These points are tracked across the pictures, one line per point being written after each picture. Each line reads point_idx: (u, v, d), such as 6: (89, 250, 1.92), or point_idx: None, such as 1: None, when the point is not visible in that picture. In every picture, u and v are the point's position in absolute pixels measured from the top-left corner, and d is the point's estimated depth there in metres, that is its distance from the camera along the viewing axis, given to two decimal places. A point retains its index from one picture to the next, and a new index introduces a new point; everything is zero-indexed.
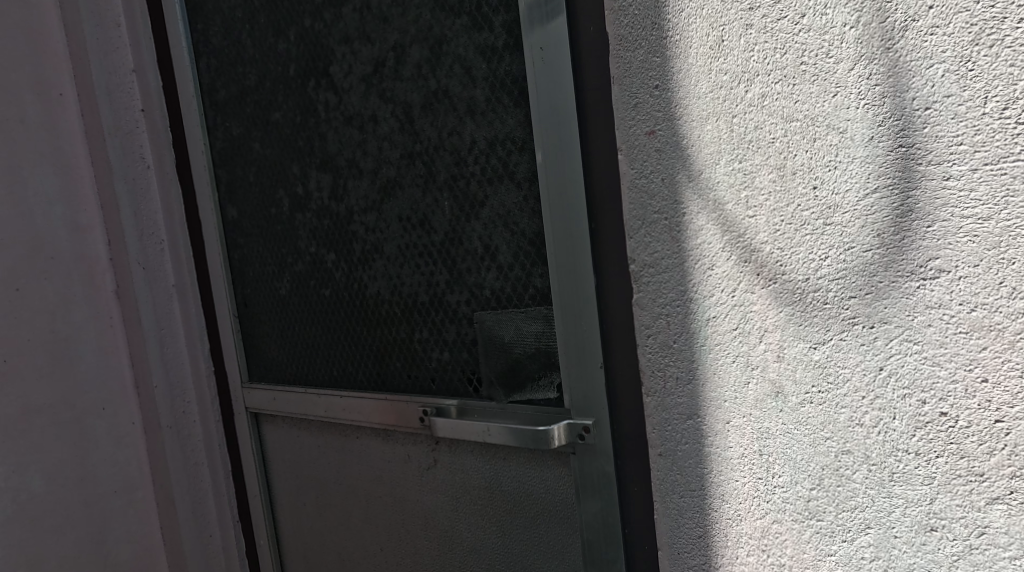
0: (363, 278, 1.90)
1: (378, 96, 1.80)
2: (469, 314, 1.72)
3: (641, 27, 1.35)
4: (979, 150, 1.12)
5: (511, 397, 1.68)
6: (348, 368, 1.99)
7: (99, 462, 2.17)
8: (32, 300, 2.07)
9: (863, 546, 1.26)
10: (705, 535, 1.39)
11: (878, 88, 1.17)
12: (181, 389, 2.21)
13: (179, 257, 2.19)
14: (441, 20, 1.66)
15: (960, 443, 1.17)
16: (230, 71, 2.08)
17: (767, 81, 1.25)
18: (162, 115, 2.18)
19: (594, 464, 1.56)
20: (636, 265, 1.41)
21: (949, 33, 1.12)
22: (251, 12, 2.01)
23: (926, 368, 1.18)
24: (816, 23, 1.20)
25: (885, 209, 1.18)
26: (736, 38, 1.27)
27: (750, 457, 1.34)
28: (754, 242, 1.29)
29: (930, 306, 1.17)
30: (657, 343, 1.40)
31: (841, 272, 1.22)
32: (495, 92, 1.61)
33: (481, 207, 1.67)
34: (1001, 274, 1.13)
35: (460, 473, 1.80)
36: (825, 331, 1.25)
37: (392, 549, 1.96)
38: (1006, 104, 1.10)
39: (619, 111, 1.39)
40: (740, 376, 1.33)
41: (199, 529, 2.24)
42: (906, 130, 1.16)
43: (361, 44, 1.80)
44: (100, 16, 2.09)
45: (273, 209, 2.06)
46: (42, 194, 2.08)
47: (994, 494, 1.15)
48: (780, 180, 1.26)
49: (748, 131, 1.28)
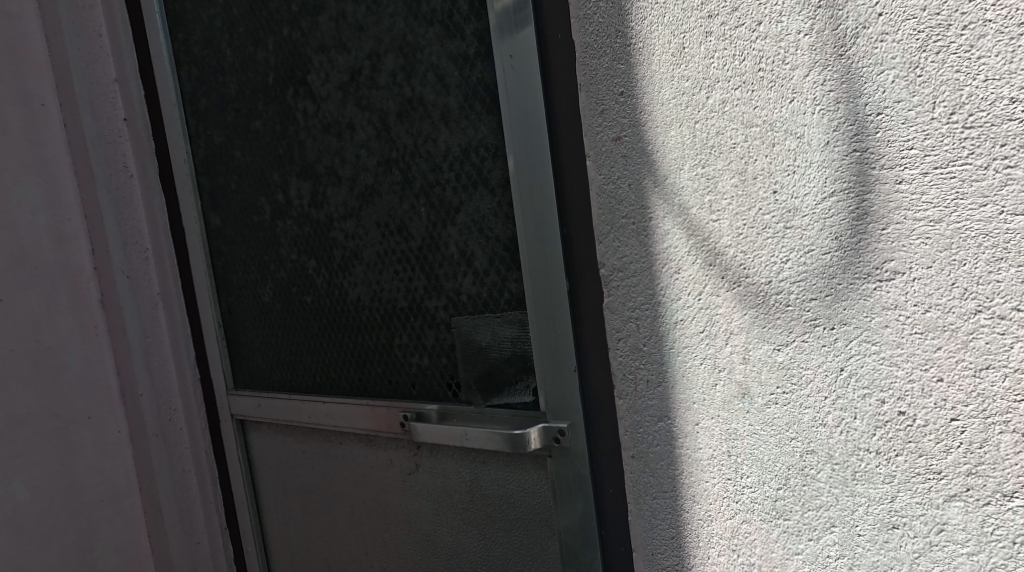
0: (343, 284, 1.92)
1: (355, 104, 1.82)
2: (447, 319, 1.75)
3: (605, 35, 1.38)
4: (929, 153, 1.14)
5: (489, 401, 1.70)
6: (330, 374, 2.01)
7: (84, 471, 2.18)
8: (17, 310, 2.08)
9: (828, 545, 1.28)
10: (677, 535, 1.41)
11: (832, 94, 1.20)
12: (167, 397, 2.23)
13: (163, 265, 2.21)
14: (414, 29, 1.69)
15: (918, 442, 1.19)
16: (212, 80, 2.10)
17: (727, 88, 1.28)
18: (144, 124, 2.20)
19: (570, 467, 1.58)
20: (606, 270, 1.43)
21: (898, 40, 1.15)
22: (231, 21, 2.04)
23: (884, 368, 1.20)
24: (772, 30, 1.23)
25: (843, 213, 1.21)
26: (696, 45, 1.30)
27: (720, 458, 1.35)
28: (718, 246, 1.31)
29: (887, 307, 1.19)
30: (627, 346, 1.43)
31: (801, 275, 1.25)
32: (469, 100, 1.64)
33: (456, 214, 1.69)
34: (953, 276, 1.15)
35: (441, 476, 1.82)
36: (787, 333, 1.27)
37: (376, 553, 1.97)
38: (953, 109, 1.12)
39: (587, 117, 1.42)
40: (708, 378, 1.35)
41: (187, 536, 2.26)
42: (860, 135, 1.19)
43: (338, 53, 1.83)
44: (82, 27, 2.11)
45: (255, 217, 2.08)
46: (26, 204, 2.10)
47: (951, 492, 1.17)
48: (741, 185, 1.28)
49: (710, 137, 1.30)
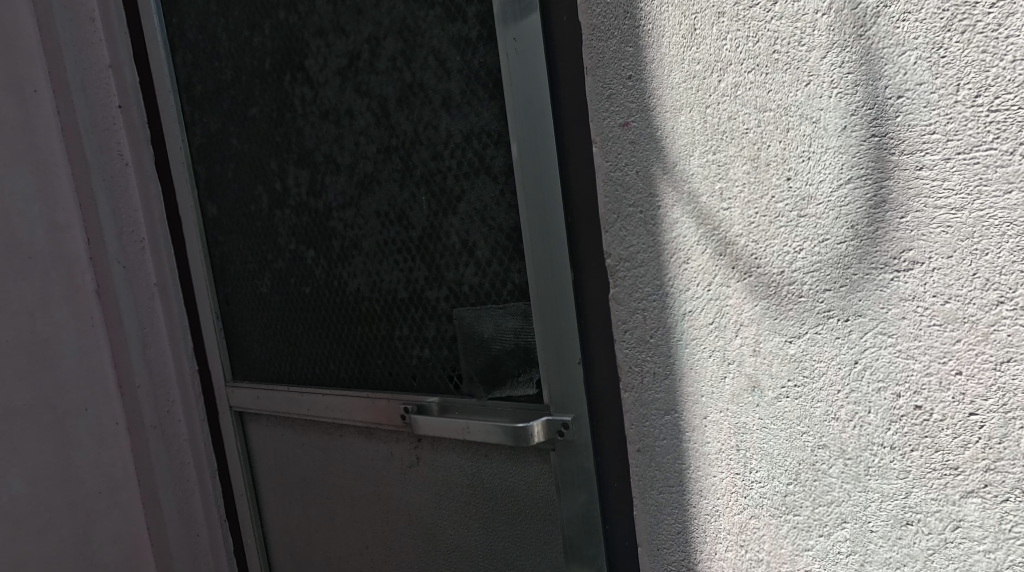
0: (343, 275, 1.89)
1: (353, 90, 1.78)
2: (448, 310, 1.71)
3: (614, 17, 1.34)
4: (952, 138, 1.11)
5: (491, 394, 1.66)
6: (330, 366, 1.97)
7: (81, 464, 2.15)
8: (11, 301, 2.04)
9: (840, 541, 1.24)
10: (684, 531, 1.38)
11: (851, 77, 1.16)
12: (164, 389, 2.20)
13: (160, 255, 2.17)
14: (415, 12, 1.65)
15: (934, 436, 1.15)
16: (207, 66, 2.06)
17: (740, 71, 1.24)
18: (139, 111, 2.15)
19: (574, 460, 1.55)
20: (612, 260, 1.39)
21: (921, 20, 1.11)
22: (227, 6, 2.00)
23: (900, 361, 1.17)
24: (788, 10, 1.19)
25: (859, 200, 1.17)
26: (709, 26, 1.26)
27: (728, 452, 1.32)
28: (729, 235, 1.27)
29: (904, 298, 1.16)
30: (634, 338, 1.39)
31: (815, 265, 1.21)
32: (471, 85, 1.60)
33: (458, 202, 1.65)
34: (974, 265, 1.11)
35: (442, 470, 1.78)
36: (800, 325, 1.23)
37: (376, 547, 1.94)
38: (978, 92, 1.09)
39: (593, 102, 1.38)
40: (717, 371, 1.31)
41: (185, 528, 2.22)
42: (879, 120, 1.15)
43: (337, 37, 1.78)
44: (74, 11, 2.07)
45: (252, 206, 2.04)
46: (19, 193, 2.06)
47: (968, 488, 1.14)
48: (753, 171, 1.24)
49: (722, 122, 1.26)
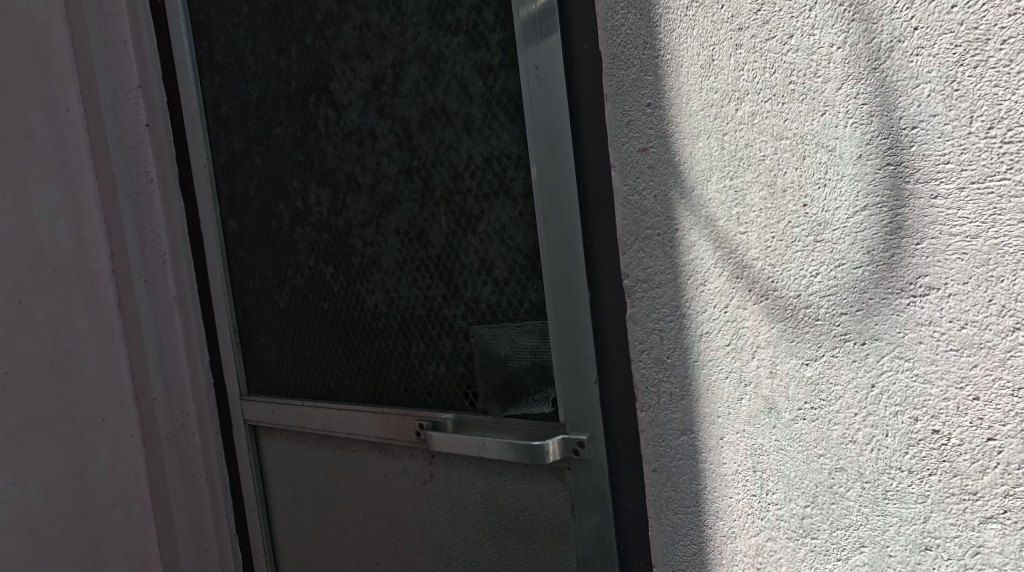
0: (361, 291, 1.91)
1: (377, 111, 1.81)
2: (465, 328, 1.73)
3: (634, 46, 1.36)
4: (966, 168, 1.13)
5: (507, 411, 1.68)
6: (346, 382, 1.99)
7: (96, 475, 2.16)
8: (35, 312, 2.07)
9: (858, 565, 1.25)
10: (700, 552, 1.39)
11: (866, 108, 1.18)
12: (181, 403, 2.23)
13: (180, 270, 2.21)
14: (439, 37, 1.68)
15: (953, 461, 1.17)
16: (232, 87, 2.10)
17: (757, 100, 1.26)
18: (165, 130, 2.19)
19: (590, 479, 1.56)
20: (630, 281, 1.41)
21: (934, 55, 1.13)
22: (253, 29, 2.03)
23: (918, 386, 1.18)
24: (804, 43, 1.22)
25: (875, 227, 1.19)
26: (726, 57, 1.28)
27: (745, 474, 1.33)
28: (746, 258, 1.29)
29: (921, 323, 1.17)
30: (651, 359, 1.41)
31: (831, 289, 1.23)
32: (492, 109, 1.63)
33: (478, 222, 1.68)
34: (990, 292, 1.13)
35: (457, 487, 1.80)
36: (817, 348, 1.25)
37: (389, 564, 1.96)
38: (991, 124, 1.11)
39: (613, 128, 1.40)
40: (734, 393, 1.33)
41: (196, 542, 2.24)
42: (894, 149, 1.17)
43: (361, 61, 1.82)
44: (107, 32, 2.11)
45: (273, 223, 2.07)
46: (47, 207, 2.08)
47: (987, 513, 1.15)
48: (770, 197, 1.27)
49: (739, 149, 1.29)
